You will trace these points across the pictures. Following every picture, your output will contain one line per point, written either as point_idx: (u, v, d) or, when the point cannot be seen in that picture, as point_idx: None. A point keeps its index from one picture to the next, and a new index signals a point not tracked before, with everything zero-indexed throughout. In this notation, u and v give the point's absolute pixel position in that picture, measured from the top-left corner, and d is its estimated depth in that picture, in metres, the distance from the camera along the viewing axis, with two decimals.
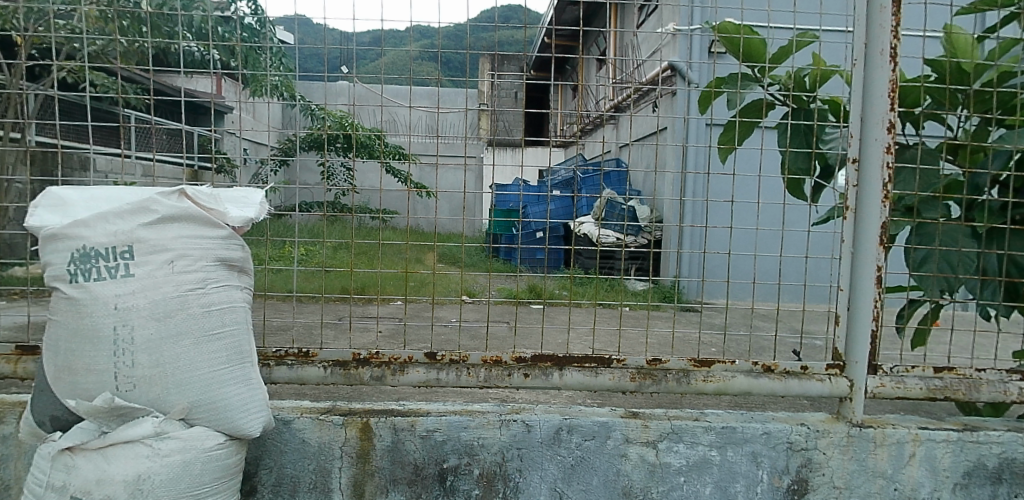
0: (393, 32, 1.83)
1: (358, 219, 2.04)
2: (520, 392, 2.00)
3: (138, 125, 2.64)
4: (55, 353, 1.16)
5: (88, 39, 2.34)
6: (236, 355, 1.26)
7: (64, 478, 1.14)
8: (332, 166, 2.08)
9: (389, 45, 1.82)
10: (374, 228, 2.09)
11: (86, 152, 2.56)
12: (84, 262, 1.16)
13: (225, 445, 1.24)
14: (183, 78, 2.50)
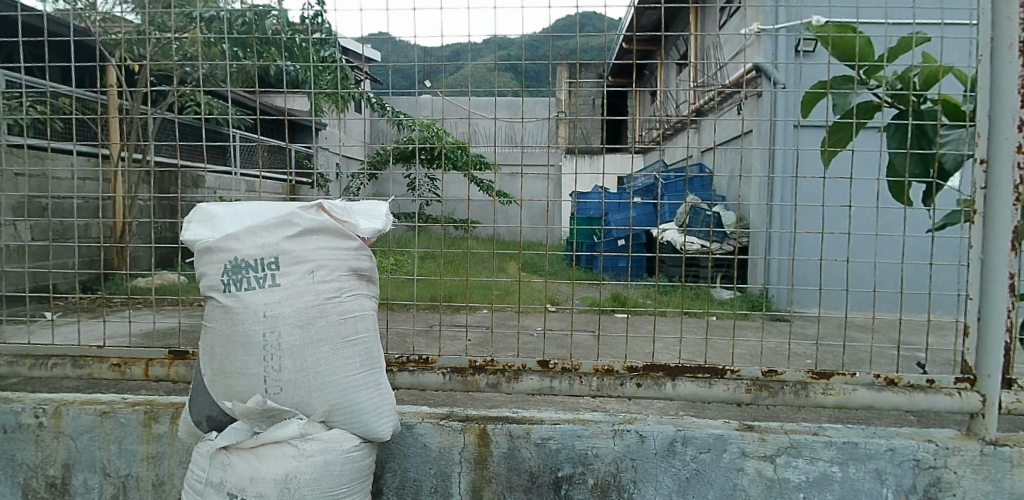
0: (473, 44, 1.84)
1: (443, 229, 2.08)
2: (612, 401, 1.96)
3: (245, 143, 2.77)
4: (211, 357, 1.25)
5: (199, 63, 2.47)
6: (369, 361, 1.32)
7: (222, 475, 1.22)
8: (417, 177, 2.12)
9: (469, 58, 1.83)
10: (459, 237, 2.11)
11: (198, 169, 2.69)
12: (236, 273, 1.24)
13: (360, 447, 1.29)
14: (285, 97, 2.62)
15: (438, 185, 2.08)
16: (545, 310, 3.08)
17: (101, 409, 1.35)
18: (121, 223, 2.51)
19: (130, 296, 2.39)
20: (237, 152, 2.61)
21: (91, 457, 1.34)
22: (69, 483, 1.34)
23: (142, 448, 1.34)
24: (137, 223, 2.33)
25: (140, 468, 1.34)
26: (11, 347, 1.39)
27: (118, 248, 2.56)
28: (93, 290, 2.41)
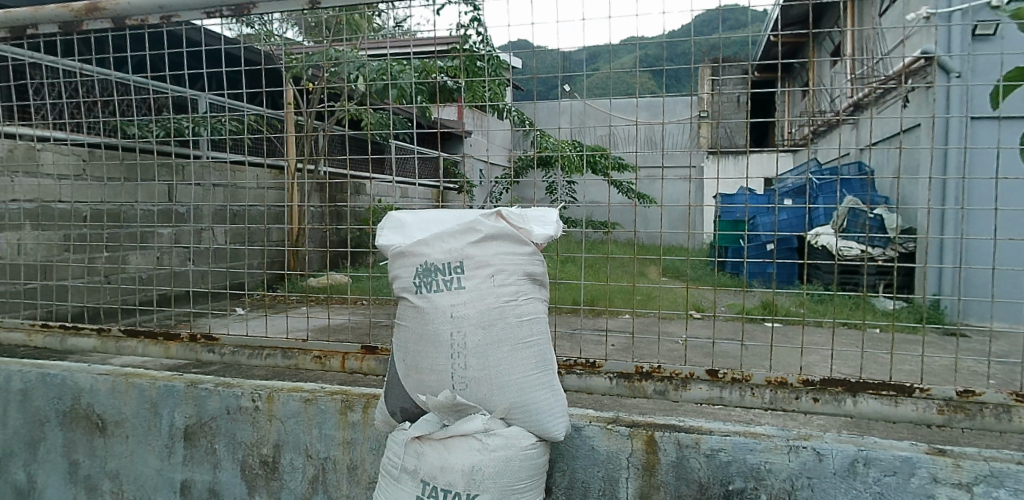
0: (609, 47, 1.87)
1: (583, 232, 2.03)
2: (767, 416, 1.86)
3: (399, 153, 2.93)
4: (405, 353, 1.35)
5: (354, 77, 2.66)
6: (543, 362, 1.35)
7: (415, 462, 1.31)
8: (555, 180, 2.08)
9: (605, 62, 1.86)
10: (598, 240, 2.05)
11: (355, 178, 2.88)
12: (427, 275, 1.35)
13: (537, 446, 1.33)
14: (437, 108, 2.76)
15: (576, 188, 2.03)
16: (689, 317, 2.98)
17: (305, 396, 1.45)
18: (298, 227, 2.74)
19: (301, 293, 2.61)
20: (389, 160, 2.75)
21: (296, 439, 1.45)
22: (278, 462, 1.45)
23: (339, 433, 1.43)
24: (306, 228, 2.55)
25: (336, 452, 1.43)
26: (231, 338, 1.53)
27: (293, 250, 2.79)
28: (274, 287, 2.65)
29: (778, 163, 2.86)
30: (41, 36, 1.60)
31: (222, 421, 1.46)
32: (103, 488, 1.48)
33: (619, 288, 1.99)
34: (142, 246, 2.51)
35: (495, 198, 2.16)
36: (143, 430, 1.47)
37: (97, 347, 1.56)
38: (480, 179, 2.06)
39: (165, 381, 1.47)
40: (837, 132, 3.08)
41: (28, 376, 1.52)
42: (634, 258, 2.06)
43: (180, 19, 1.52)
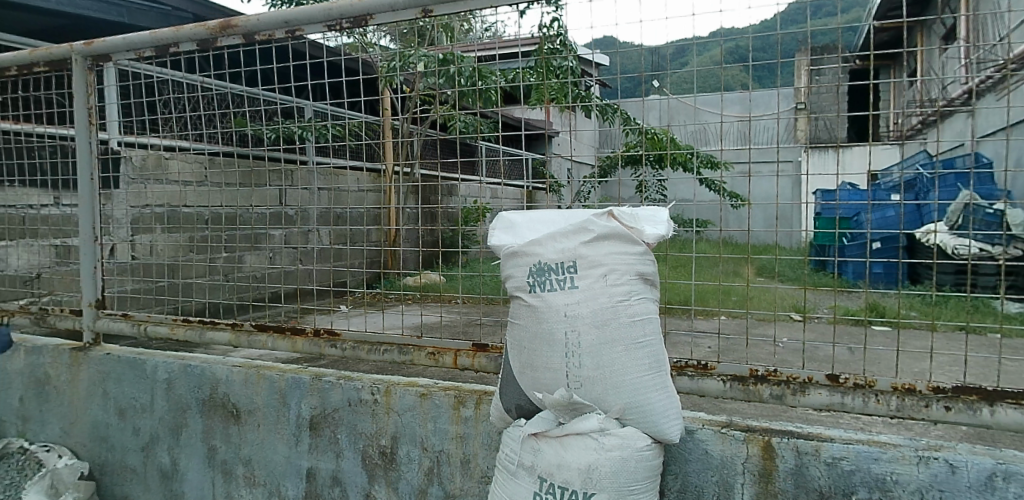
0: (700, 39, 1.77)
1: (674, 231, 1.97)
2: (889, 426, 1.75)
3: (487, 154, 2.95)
4: (519, 351, 1.38)
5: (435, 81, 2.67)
6: (657, 363, 1.34)
7: (532, 459, 1.33)
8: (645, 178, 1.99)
9: (695, 55, 1.76)
10: (688, 239, 1.99)
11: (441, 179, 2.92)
12: (540, 275, 1.36)
13: (651, 447, 1.33)
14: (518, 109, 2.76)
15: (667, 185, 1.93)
16: (791, 319, 2.87)
17: (420, 391, 1.50)
18: (395, 228, 2.82)
19: (400, 293, 2.69)
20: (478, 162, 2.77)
21: (413, 432, 1.50)
22: (395, 453, 1.51)
23: (453, 427, 1.48)
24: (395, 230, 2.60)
25: (450, 446, 1.48)
26: (351, 333, 1.60)
27: (388, 251, 2.87)
28: (373, 286, 2.74)
29: (886, 157, 2.67)
30: (182, 54, 1.71)
31: (344, 413, 1.53)
32: (238, 472, 1.59)
33: (717, 288, 1.92)
34: (256, 247, 2.67)
35: (582, 197, 2.09)
36: (273, 420, 1.57)
37: (232, 341, 1.65)
38: (568, 178, 1.98)
39: (292, 374, 1.56)
40: (954, 122, 2.86)
41: (171, 367, 1.64)
42: (727, 257, 1.98)
43: (303, 33, 1.61)
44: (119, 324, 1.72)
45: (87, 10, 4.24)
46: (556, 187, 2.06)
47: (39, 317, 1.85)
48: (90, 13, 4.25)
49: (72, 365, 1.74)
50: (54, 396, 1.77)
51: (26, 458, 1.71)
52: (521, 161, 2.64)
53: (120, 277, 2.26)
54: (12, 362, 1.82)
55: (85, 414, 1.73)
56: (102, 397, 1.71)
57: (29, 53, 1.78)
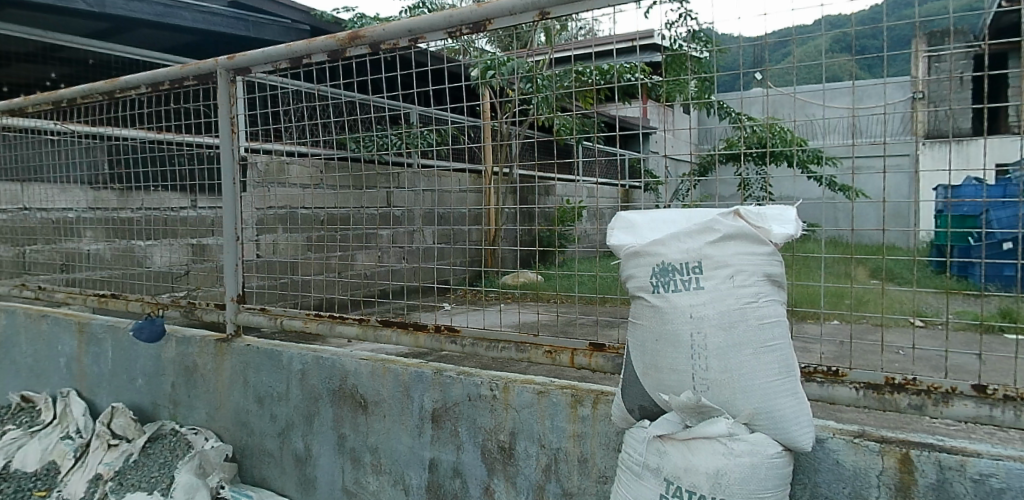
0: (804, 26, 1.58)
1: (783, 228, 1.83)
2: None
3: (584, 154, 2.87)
4: (643, 352, 1.36)
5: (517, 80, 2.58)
6: (786, 368, 1.29)
7: (657, 461, 1.32)
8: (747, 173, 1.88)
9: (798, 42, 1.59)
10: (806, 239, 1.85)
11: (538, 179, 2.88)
12: (664, 275, 1.35)
13: (781, 454, 1.28)
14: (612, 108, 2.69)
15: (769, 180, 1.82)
16: (913, 325, 2.69)
17: (537, 389, 1.52)
18: (495, 226, 2.83)
19: (501, 291, 2.73)
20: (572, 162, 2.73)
21: (530, 429, 1.52)
22: (513, 448, 1.53)
23: (571, 426, 1.48)
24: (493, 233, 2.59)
25: (568, 444, 1.48)
26: (470, 330, 1.65)
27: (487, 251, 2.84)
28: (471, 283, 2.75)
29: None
30: (313, 65, 1.81)
31: (463, 407, 1.57)
32: (365, 459, 1.67)
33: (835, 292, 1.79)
34: (367, 247, 2.79)
35: (681, 195, 2.02)
36: (397, 412, 1.63)
37: (358, 335, 1.73)
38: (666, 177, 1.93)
39: (415, 368, 1.62)
40: None
41: (305, 358, 1.74)
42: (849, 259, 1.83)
43: (425, 40, 1.67)
44: (258, 318, 1.84)
45: (218, 26, 4.65)
46: (653, 184, 2.01)
47: (188, 310, 2.00)
48: (221, 29, 4.68)
49: (217, 355, 1.89)
50: (201, 382, 1.92)
51: (177, 439, 1.87)
52: (617, 160, 2.60)
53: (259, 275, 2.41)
54: (164, 350, 1.99)
55: (228, 400, 1.87)
56: (243, 385, 1.84)
57: (179, 68, 1.93)
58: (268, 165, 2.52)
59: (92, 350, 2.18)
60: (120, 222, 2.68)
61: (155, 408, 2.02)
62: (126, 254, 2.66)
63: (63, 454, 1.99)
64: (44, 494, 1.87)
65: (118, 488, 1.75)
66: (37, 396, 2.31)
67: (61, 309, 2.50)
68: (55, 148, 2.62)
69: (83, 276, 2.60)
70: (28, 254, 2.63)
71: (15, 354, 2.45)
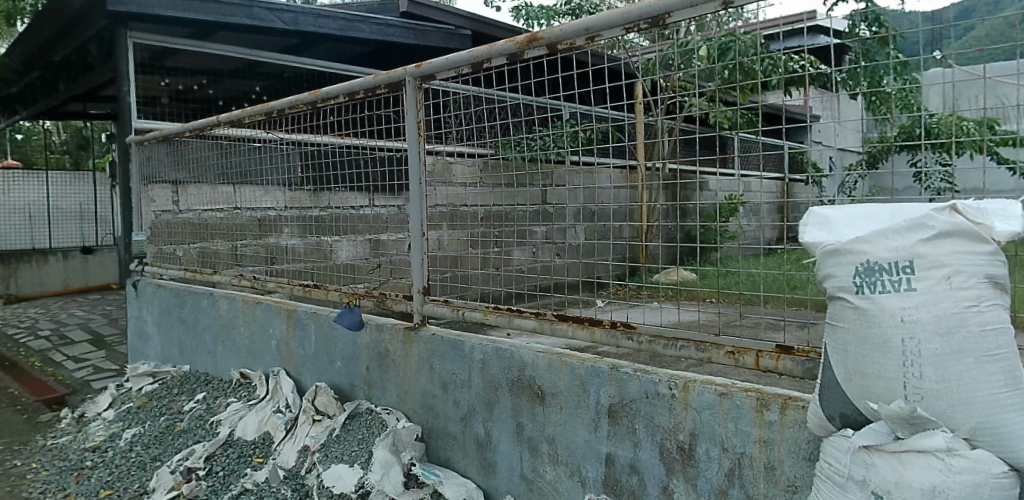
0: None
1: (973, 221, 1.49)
2: None
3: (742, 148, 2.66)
4: (845, 356, 1.27)
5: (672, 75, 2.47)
6: (1013, 380, 1.16)
7: (864, 473, 1.24)
8: (926, 163, 1.56)
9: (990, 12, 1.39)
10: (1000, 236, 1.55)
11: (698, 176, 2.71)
12: (870, 275, 1.24)
13: (1009, 475, 1.16)
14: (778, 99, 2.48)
15: (951, 173, 1.50)
16: None
17: (719, 390, 1.47)
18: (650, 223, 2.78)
19: (655, 290, 2.69)
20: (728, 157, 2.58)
21: (711, 431, 1.48)
22: (694, 450, 1.50)
23: (756, 431, 1.43)
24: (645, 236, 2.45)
25: (753, 450, 1.44)
26: (647, 326, 1.64)
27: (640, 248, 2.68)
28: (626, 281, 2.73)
29: None
30: (493, 69, 1.89)
31: (641, 404, 1.57)
32: (543, 449, 1.73)
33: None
34: (522, 242, 2.87)
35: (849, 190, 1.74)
36: (574, 404, 1.67)
37: (536, 328, 1.79)
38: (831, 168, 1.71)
39: (592, 363, 1.64)
40: None
41: (486, 348, 1.83)
42: None
43: (602, 38, 1.68)
44: (442, 309, 1.94)
45: (393, 37, 5.08)
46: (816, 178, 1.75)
47: (380, 300, 2.17)
48: (396, 39, 5.10)
49: (406, 342, 2.04)
50: (392, 367, 2.08)
51: (372, 418, 2.05)
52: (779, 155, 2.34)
53: (446, 271, 2.59)
54: (360, 336, 2.18)
55: (415, 384, 2.01)
56: (429, 371, 1.97)
57: (373, 79, 2.11)
58: (435, 166, 2.64)
59: (298, 333, 2.43)
60: (314, 219, 2.76)
61: (351, 388, 2.22)
62: (318, 249, 2.71)
63: (276, 426, 2.30)
64: (263, 460, 2.20)
65: (324, 459, 1.98)
66: (253, 373, 2.65)
67: (271, 296, 2.80)
68: (259, 154, 2.89)
69: (285, 266, 2.81)
70: (240, 249, 3.00)
71: (234, 337, 2.79)
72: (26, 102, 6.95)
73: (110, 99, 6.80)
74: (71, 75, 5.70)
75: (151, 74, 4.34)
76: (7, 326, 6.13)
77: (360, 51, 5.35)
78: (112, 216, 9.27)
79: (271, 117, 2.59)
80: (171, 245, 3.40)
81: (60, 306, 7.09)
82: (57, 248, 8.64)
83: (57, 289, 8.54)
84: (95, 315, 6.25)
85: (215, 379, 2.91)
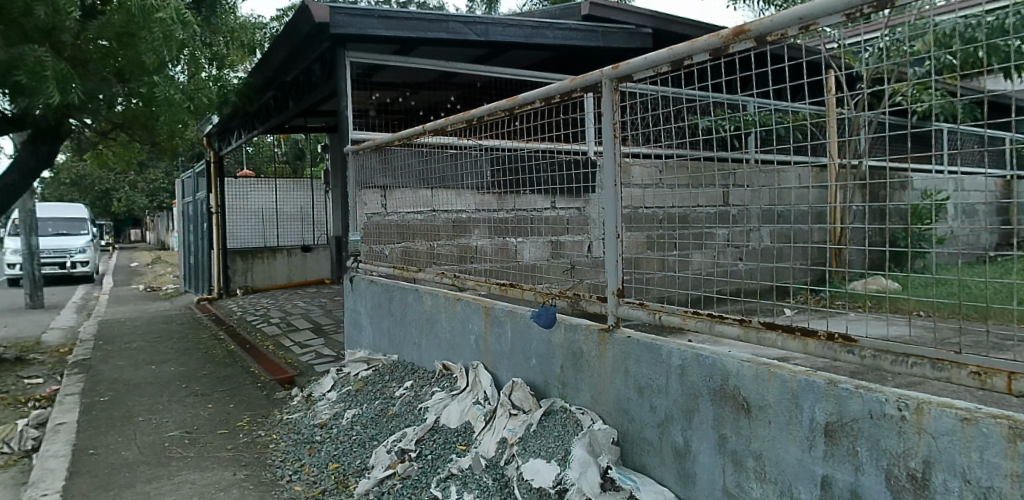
0: None
1: None
2: None
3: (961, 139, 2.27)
4: None
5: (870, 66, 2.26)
6: None
7: None
8: None
9: None
10: None
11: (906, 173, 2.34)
12: None
13: None
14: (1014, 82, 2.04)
15: None
16: None
17: (961, 414, 1.29)
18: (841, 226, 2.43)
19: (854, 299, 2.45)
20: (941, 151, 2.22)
21: (951, 460, 1.30)
22: (928, 480, 1.34)
23: (1007, 464, 1.22)
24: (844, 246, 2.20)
25: (1003, 485, 1.23)
26: (871, 341, 1.51)
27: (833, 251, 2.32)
28: (816, 290, 2.46)
29: None
30: (694, 65, 1.85)
31: (865, 425, 1.44)
32: (748, 464, 1.66)
33: None
34: (704, 245, 2.79)
35: None
36: (785, 419, 1.58)
37: (740, 335, 1.73)
38: None
39: (805, 376, 1.54)
40: None
41: (685, 354, 1.80)
42: None
43: (819, 26, 1.56)
44: (638, 312, 1.94)
45: (574, 41, 5.18)
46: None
47: (574, 301, 2.23)
48: (577, 42, 5.20)
49: (600, 343, 2.06)
50: (587, 368, 2.12)
51: (568, 416, 2.12)
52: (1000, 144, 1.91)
53: (643, 273, 2.59)
54: (554, 335, 2.24)
55: (610, 387, 2.03)
56: (625, 374, 1.98)
57: (569, 83, 2.17)
58: (628, 168, 2.64)
59: (495, 330, 2.56)
60: (505, 221, 2.88)
61: (546, 386, 2.29)
62: (503, 250, 2.80)
63: (476, 416, 2.46)
64: (465, 448, 2.37)
65: (523, 452, 2.09)
66: (453, 365, 2.83)
67: (470, 293, 2.97)
68: (454, 161, 3.06)
69: (475, 266, 2.96)
70: (436, 248, 3.24)
71: (436, 330, 3.00)
72: (259, 120, 8.06)
73: (326, 113, 7.65)
74: (297, 94, 6.47)
75: (364, 89, 4.79)
76: (247, 313, 7.17)
77: (547, 55, 5.53)
78: (326, 219, 10.30)
79: (470, 125, 2.75)
80: (380, 245, 3.76)
81: (285, 298, 8.09)
82: (283, 245, 9.87)
83: (283, 282, 9.79)
84: (313, 306, 7.08)
85: (419, 368, 3.15)
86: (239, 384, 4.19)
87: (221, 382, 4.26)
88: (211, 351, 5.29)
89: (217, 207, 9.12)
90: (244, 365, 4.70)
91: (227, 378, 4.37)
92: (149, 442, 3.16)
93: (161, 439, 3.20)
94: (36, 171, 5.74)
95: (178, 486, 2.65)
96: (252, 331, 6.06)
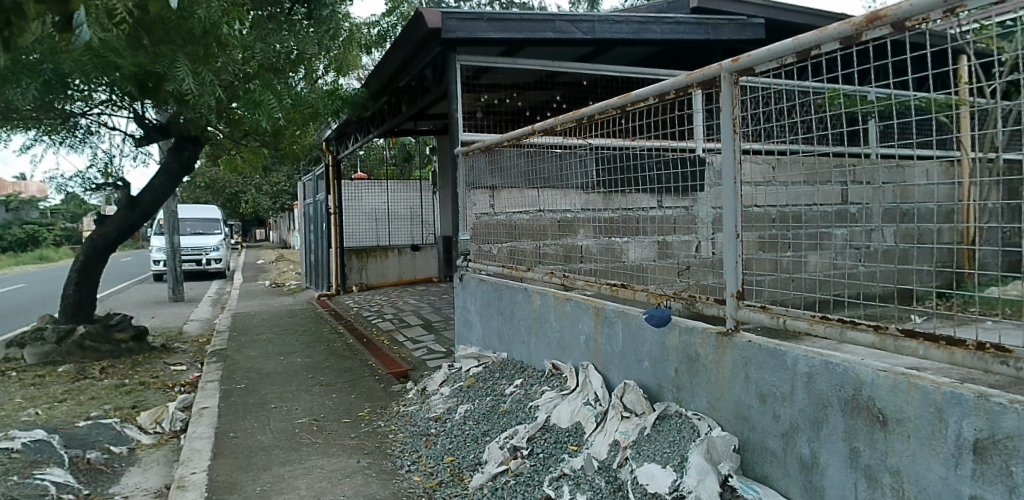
0: None
1: None
2: None
3: None
4: None
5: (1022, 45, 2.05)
6: None
7: None
8: None
9: None
10: None
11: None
12: None
13: None
14: None
15: None
16: None
17: None
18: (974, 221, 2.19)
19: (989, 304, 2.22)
20: None
21: None
22: None
23: None
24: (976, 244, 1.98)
25: None
26: None
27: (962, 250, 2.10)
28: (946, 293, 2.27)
29: None
30: (823, 54, 1.76)
31: (1021, 443, 1.29)
32: (884, 480, 1.55)
33: None
34: (823, 245, 2.65)
35: None
36: (926, 433, 1.46)
37: (876, 343, 1.62)
38: None
39: (951, 388, 1.42)
40: None
41: (812, 361, 1.70)
42: None
43: (966, 8, 1.42)
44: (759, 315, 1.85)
45: (681, 34, 5.05)
46: None
47: (689, 302, 2.18)
48: (684, 36, 5.07)
49: (719, 346, 2.00)
50: (703, 372, 2.06)
51: (684, 421, 2.08)
52: None
53: (760, 275, 2.49)
54: (669, 338, 2.20)
55: (728, 392, 1.97)
56: (745, 380, 1.90)
57: (685, 78, 2.11)
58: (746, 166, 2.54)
59: (606, 330, 2.54)
60: (606, 219, 2.89)
61: (660, 389, 2.26)
62: (609, 249, 2.80)
63: (587, 417, 2.46)
64: (577, 448, 2.37)
65: (638, 456, 2.08)
66: (563, 365, 2.84)
67: (579, 293, 2.96)
68: (562, 161, 3.09)
69: (582, 266, 2.96)
70: (543, 248, 3.27)
71: (546, 329, 3.02)
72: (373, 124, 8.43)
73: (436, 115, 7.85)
74: (409, 99, 6.67)
75: (473, 91, 4.90)
76: (362, 308, 7.53)
77: (654, 51, 5.43)
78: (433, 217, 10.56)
79: (581, 125, 2.75)
80: (489, 244, 3.84)
81: (395, 295, 8.41)
82: (394, 245, 10.28)
83: (394, 280, 10.20)
84: (424, 303, 7.32)
85: (528, 366, 3.19)
86: (358, 376, 4.40)
87: (342, 374, 4.50)
88: (332, 344, 5.60)
89: (334, 209, 9.68)
90: (362, 359, 4.93)
91: (347, 370, 4.61)
92: (280, 428, 3.40)
93: (291, 425, 3.43)
94: (179, 177, 6.30)
95: (308, 470, 2.83)
96: (367, 326, 6.35)
